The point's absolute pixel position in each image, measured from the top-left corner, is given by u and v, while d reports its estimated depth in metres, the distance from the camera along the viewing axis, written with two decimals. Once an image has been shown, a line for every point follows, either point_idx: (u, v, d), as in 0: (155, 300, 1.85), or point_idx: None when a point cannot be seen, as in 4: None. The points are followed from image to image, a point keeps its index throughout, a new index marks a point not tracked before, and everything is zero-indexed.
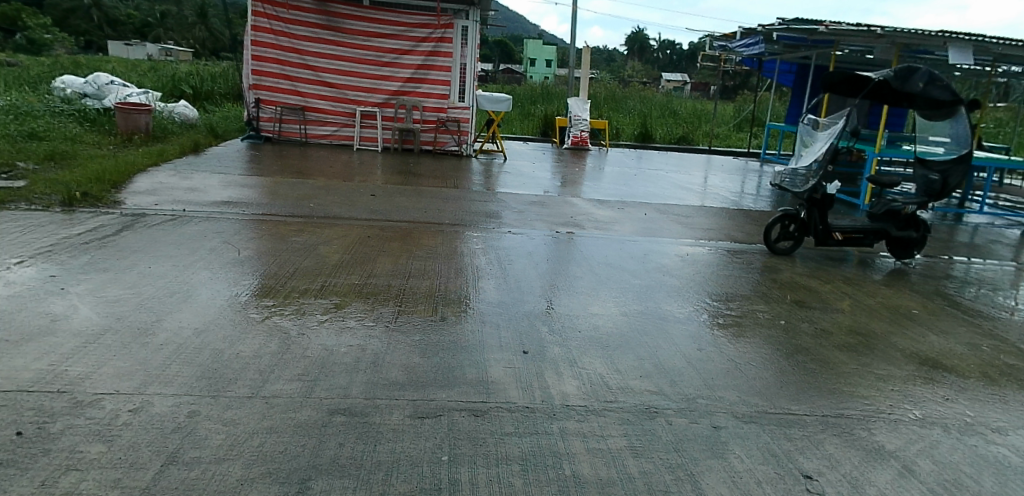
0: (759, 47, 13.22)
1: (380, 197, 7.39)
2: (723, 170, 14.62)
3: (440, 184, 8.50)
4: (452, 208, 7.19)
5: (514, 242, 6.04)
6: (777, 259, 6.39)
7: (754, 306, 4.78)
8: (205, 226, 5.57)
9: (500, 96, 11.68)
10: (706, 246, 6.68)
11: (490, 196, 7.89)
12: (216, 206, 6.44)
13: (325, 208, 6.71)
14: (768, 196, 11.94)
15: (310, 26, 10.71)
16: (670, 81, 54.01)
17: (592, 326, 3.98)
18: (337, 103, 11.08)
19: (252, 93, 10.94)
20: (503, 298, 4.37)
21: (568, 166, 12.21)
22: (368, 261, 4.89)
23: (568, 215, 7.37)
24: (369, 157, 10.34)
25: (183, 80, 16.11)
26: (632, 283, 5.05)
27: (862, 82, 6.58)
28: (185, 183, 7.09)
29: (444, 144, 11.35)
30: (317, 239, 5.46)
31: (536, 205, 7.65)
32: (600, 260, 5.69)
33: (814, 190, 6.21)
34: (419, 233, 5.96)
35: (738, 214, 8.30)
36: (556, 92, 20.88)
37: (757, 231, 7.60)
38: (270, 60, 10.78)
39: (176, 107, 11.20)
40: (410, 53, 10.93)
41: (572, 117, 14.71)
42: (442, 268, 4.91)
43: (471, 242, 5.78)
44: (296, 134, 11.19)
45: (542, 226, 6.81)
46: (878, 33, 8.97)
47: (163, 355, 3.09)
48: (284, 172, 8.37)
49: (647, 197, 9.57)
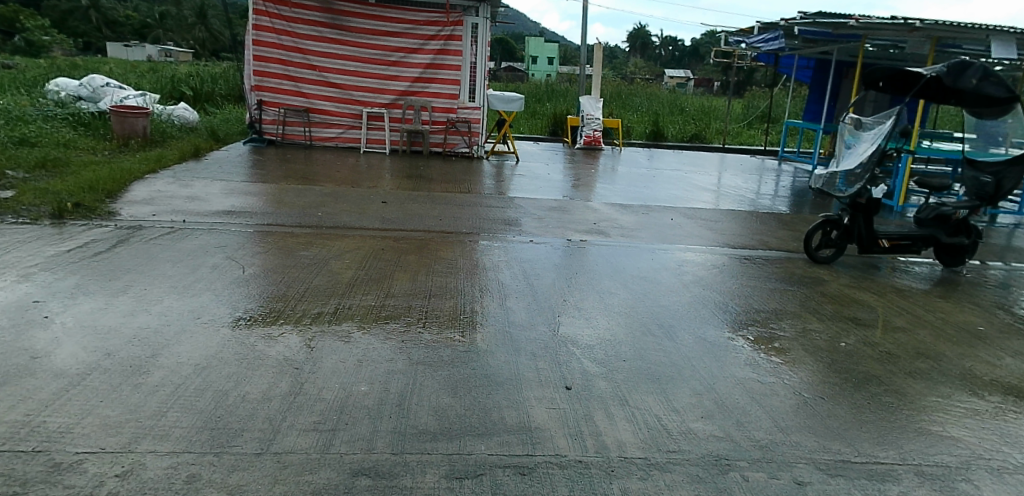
0: (779, 43, 12.92)
1: (391, 204, 6.99)
2: (740, 169, 14.18)
3: (453, 188, 8.10)
4: (467, 216, 6.78)
5: (539, 252, 5.63)
6: (818, 268, 5.98)
7: (808, 325, 4.36)
8: (206, 240, 5.17)
9: (512, 95, 11.24)
10: (740, 254, 6.27)
11: (506, 201, 7.49)
12: (218, 217, 6.04)
13: (334, 217, 6.30)
14: (790, 196, 11.50)
15: (314, 25, 10.31)
16: (673, 78, 53.54)
17: (636, 354, 3.56)
18: (342, 104, 10.67)
19: (254, 95, 10.53)
20: (535, 320, 3.95)
21: (582, 167, 11.81)
22: (384, 279, 4.48)
23: (590, 221, 6.96)
24: (377, 160, 9.94)
25: (183, 82, 15.72)
26: (671, 299, 4.63)
27: (908, 78, 6.17)
28: (184, 191, 6.70)
29: (454, 146, 10.94)
30: (327, 253, 5.06)
31: (556, 211, 7.24)
32: (632, 271, 5.27)
33: (858, 195, 5.81)
34: (436, 244, 5.56)
35: (768, 217, 7.89)
36: (564, 90, 20.45)
37: (790, 236, 7.18)
38: (272, 60, 10.38)
39: (175, 110, 10.83)
40: (418, 52, 10.52)
41: (584, 116, 14.29)
42: (464, 285, 4.50)
43: (491, 254, 5.38)
44: (300, 136, 10.78)
45: (564, 234, 6.40)
46: (915, 26, 8.50)
47: (157, 399, 2.70)
48: (289, 177, 7.98)
49: (668, 199, 9.12)
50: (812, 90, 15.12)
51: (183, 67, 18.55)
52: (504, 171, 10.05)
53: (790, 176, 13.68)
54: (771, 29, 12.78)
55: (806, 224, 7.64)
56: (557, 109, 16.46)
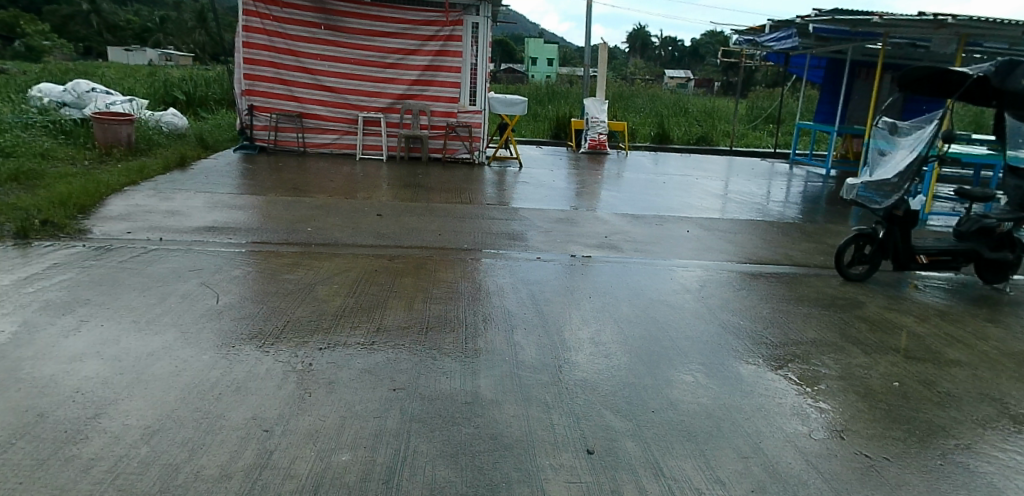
0: (793, 42, 12.49)
1: (387, 217, 6.51)
2: (750, 173, 13.68)
3: (453, 198, 7.60)
4: (468, 229, 6.30)
5: (547, 271, 5.13)
6: (851, 286, 5.49)
7: (854, 361, 3.87)
8: (180, 262, 4.68)
9: (514, 98, 10.71)
10: (765, 271, 5.77)
11: (509, 212, 7.00)
12: (198, 234, 5.56)
13: (325, 233, 5.81)
14: (805, 201, 11.01)
15: (307, 26, 9.83)
16: (674, 79, 53.00)
17: (667, 403, 3.09)
18: (337, 108, 10.18)
19: (244, 100, 10.05)
20: (547, 358, 3.46)
21: (587, 172, 11.33)
22: (377, 309, 3.98)
23: (600, 234, 6.47)
24: (373, 168, 9.46)
25: (176, 85, 15.25)
26: (697, 327, 4.13)
27: (947, 79, 5.71)
28: (164, 204, 6.22)
29: (454, 152, 10.47)
30: (313, 277, 4.57)
31: (564, 223, 6.75)
32: (651, 292, 4.77)
33: (896, 207, 5.36)
34: (434, 264, 5.07)
35: (789, 227, 7.39)
36: (567, 92, 19.98)
37: (816, 248, 6.68)
38: (263, 63, 9.90)
39: (164, 115, 10.35)
40: (416, 53, 10.04)
41: (588, 119, 13.80)
42: (467, 316, 4.00)
43: (496, 275, 4.89)
44: (293, 143, 10.28)
45: (573, 250, 5.90)
46: (946, 23, 7.97)
47: (90, 480, 2.21)
48: (280, 187, 7.50)
49: (679, 208, 8.62)
50: (824, 91, 14.66)
51: (177, 70, 18.07)
52: (506, 178, 9.56)
53: (803, 179, 13.18)
54: (785, 28, 12.36)
55: (831, 235, 7.15)
56: (560, 112, 15.98)
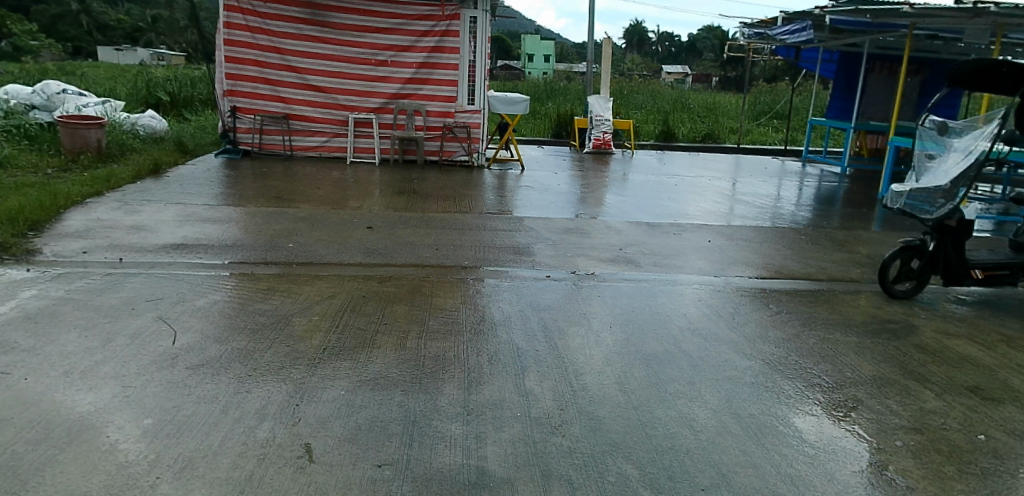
0: (807, 35, 11.82)
1: (379, 229, 5.90)
2: (760, 173, 13.08)
3: (452, 207, 6.99)
4: (468, 243, 5.69)
5: (558, 293, 4.53)
6: (899, 306, 4.89)
7: (926, 406, 3.26)
8: (137, 290, 4.07)
9: (516, 97, 10.02)
10: (800, 288, 5.16)
11: (513, 222, 6.40)
12: (164, 253, 4.95)
13: (308, 251, 5.20)
14: (823, 201, 10.42)
15: (293, 21, 9.22)
16: (672, 75, 52.37)
17: (719, 477, 2.48)
18: (326, 109, 9.55)
19: (226, 101, 9.42)
20: (568, 414, 2.86)
21: (592, 175, 10.71)
22: (363, 349, 3.37)
23: (613, 246, 5.87)
24: (364, 172, 8.83)
25: (160, 85, 14.63)
26: (738, 364, 3.53)
27: (1002, 75, 5.16)
28: (129, 219, 5.61)
29: (452, 154, 9.86)
30: (290, 306, 3.96)
31: (573, 234, 6.15)
32: (679, 320, 4.16)
33: (948, 216, 4.78)
34: (429, 288, 4.46)
35: (817, 235, 6.78)
36: (566, 88, 19.38)
37: (851, 259, 6.07)
38: (246, 61, 9.28)
39: (141, 118, 9.74)
40: (411, 49, 9.43)
41: (592, 117, 13.18)
42: (470, 356, 3.39)
43: (501, 302, 4.28)
44: (279, 146, 9.65)
45: (586, 267, 5.29)
46: (986, 11, 7.35)
47: None
48: (262, 196, 6.90)
49: (694, 213, 8.01)
50: (837, 85, 14.05)
51: (162, 70, 17.42)
52: (507, 182, 8.96)
53: (816, 178, 12.59)
54: (799, 19, 11.79)
55: (863, 243, 6.55)
56: (560, 110, 15.36)
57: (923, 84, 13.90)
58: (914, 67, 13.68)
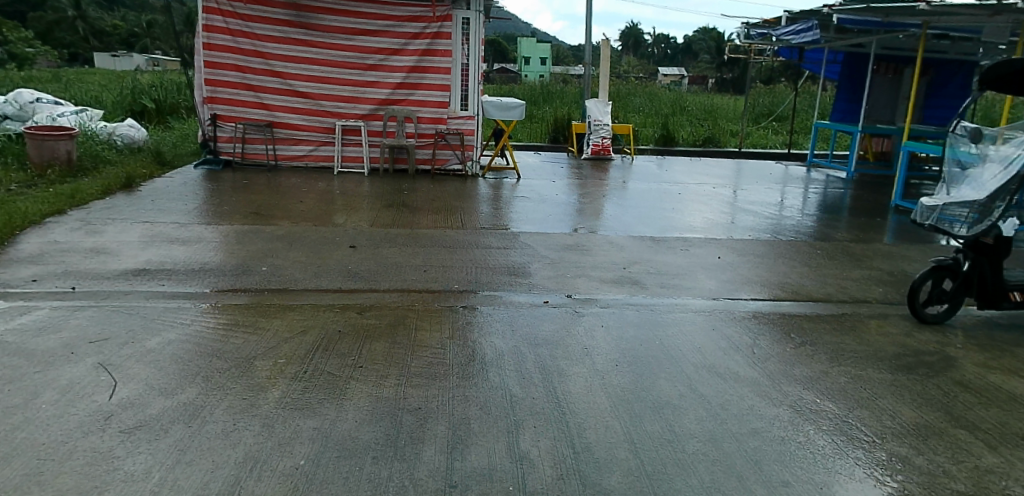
0: (812, 35, 11.43)
1: (362, 248, 5.46)
2: (764, 179, 12.65)
3: (442, 221, 6.56)
4: (459, 263, 5.25)
5: (557, 323, 4.09)
6: (931, 332, 4.45)
7: (984, 463, 2.81)
8: (82, 328, 3.63)
9: (512, 102, 9.48)
10: (820, 312, 4.72)
11: (507, 238, 5.96)
12: (122, 280, 4.51)
13: (283, 276, 4.75)
14: (832, 208, 9.99)
15: (276, 24, 8.79)
16: (668, 77, 51.96)
17: None
18: (311, 116, 9.10)
19: (207, 108, 8.97)
20: (570, 485, 2.42)
21: (591, 183, 10.28)
22: (331, 401, 2.92)
23: (615, 265, 5.43)
24: (351, 183, 8.39)
25: (145, 92, 14.18)
26: (764, 414, 3.09)
27: None
28: (89, 240, 5.16)
29: (444, 162, 9.41)
30: (254, 345, 3.51)
31: (572, 251, 5.71)
32: (694, 356, 3.72)
33: (985, 234, 4.36)
34: (414, 319, 4.02)
35: (833, 250, 6.34)
36: (563, 91, 18.95)
37: (873, 277, 5.62)
38: (227, 66, 8.84)
39: (119, 127, 9.28)
40: (400, 53, 8.99)
41: (591, 122, 12.75)
42: (457, 408, 2.94)
43: (492, 335, 3.84)
44: (262, 156, 9.20)
45: (587, 290, 4.85)
46: (1009, 9, 6.93)
47: None
48: (239, 211, 6.46)
49: (700, 225, 7.56)
50: (842, 86, 13.64)
51: (149, 76, 16.99)
52: (502, 192, 8.51)
53: (822, 184, 12.17)
54: (804, 19, 11.43)
55: (884, 259, 6.11)
56: (558, 114, 14.93)
57: (930, 85, 13.53)
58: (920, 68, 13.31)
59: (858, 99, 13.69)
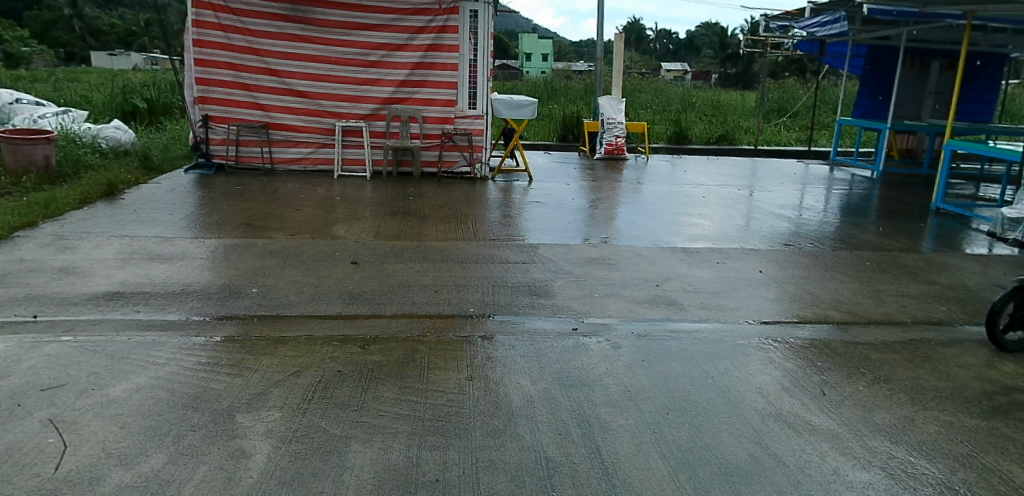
0: (839, 28, 10.93)
1: (364, 265, 4.91)
2: (785, 178, 12.06)
3: (451, 231, 6.01)
4: (473, 282, 4.70)
5: (591, 359, 3.53)
6: (1015, 363, 3.88)
7: None
8: (34, 372, 3.08)
9: (523, 99, 8.82)
10: (884, 338, 4.16)
11: (525, 251, 5.42)
12: (91, 307, 3.96)
13: (275, 301, 4.20)
14: (863, 210, 9.42)
15: (271, 19, 8.24)
16: (670, 72, 51.20)
17: None
18: (310, 117, 8.55)
19: (198, 109, 8.42)
20: None
21: (606, 185, 9.72)
22: (328, 475, 2.37)
23: (647, 282, 4.88)
24: (353, 188, 7.84)
25: (138, 92, 13.63)
26: (855, 482, 2.54)
27: None
28: (59, 258, 4.61)
29: (452, 165, 8.86)
30: (235, 392, 2.95)
31: (598, 265, 5.16)
32: (755, 400, 3.17)
33: None
34: (425, 355, 3.46)
35: (881, 261, 5.78)
36: (571, 88, 18.38)
37: (933, 293, 5.05)
38: (219, 64, 8.28)
39: (104, 129, 8.74)
40: (404, 48, 8.44)
41: (603, 120, 12.19)
42: (484, 482, 2.39)
43: (516, 375, 3.29)
44: (257, 159, 8.65)
45: (618, 314, 4.30)
46: None
47: None
48: (230, 221, 5.91)
49: (729, 231, 6.99)
50: (865, 81, 13.05)
51: (142, 75, 16.42)
52: (513, 197, 7.96)
53: (847, 184, 11.59)
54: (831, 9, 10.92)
55: (939, 271, 5.55)
56: (567, 112, 14.36)
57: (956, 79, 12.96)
58: (947, 61, 12.72)
59: (882, 94, 13.11)
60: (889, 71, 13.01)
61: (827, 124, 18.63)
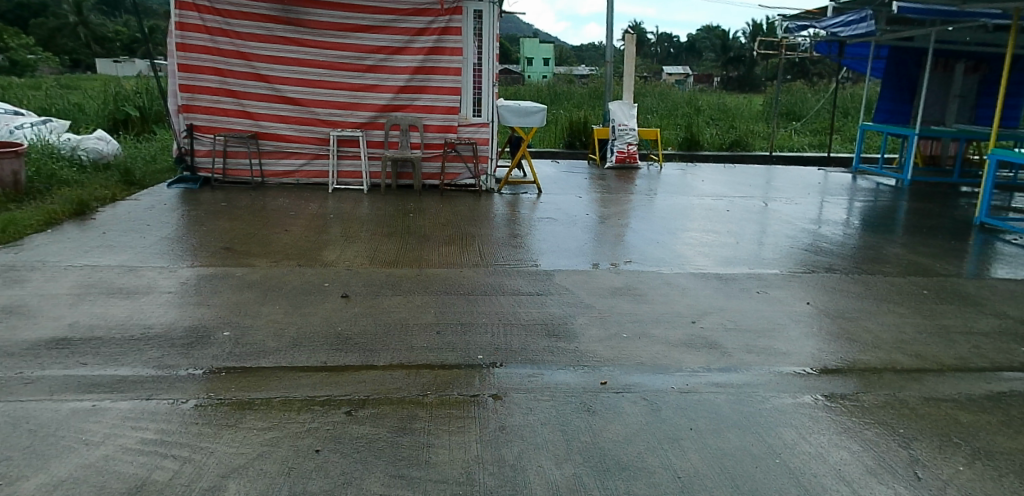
0: (864, 28, 10.24)
1: (356, 299, 4.28)
2: (808, 188, 11.42)
3: (456, 254, 5.39)
4: (481, 319, 4.07)
5: (627, 428, 2.91)
6: None
7: None
8: None
9: (531, 106, 8.16)
10: (967, 393, 3.53)
11: (539, 279, 4.80)
12: (29, 358, 3.34)
13: (250, 348, 3.58)
14: (897, 222, 8.78)
15: (260, 20, 7.63)
16: (673, 75, 50.65)
17: None
18: (302, 126, 7.95)
19: (182, 118, 7.80)
20: None
21: (620, 197, 9.08)
22: None
23: (681, 318, 4.25)
24: (349, 203, 7.23)
25: (128, 99, 13.09)
26: None
27: None
28: (4, 295, 4.00)
29: (456, 177, 8.24)
30: (183, 489, 2.33)
31: (624, 296, 4.54)
32: (837, 490, 2.54)
33: None
34: (424, 425, 2.83)
35: (937, 288, 5.15)
36: (578, 93, 17.78)
37: (1008, 329, 4.41)
38: (204, 70, 7.67)
39: (84, 140, 8.13)
40: (404, 51, 7.83)
41: (615, 126, 11.57)
42: None
43: (539, 454, 2.66)
44: (246, 171, 8.03)
45: (652, 360, 3.66)
46: None
47: None
48: (210, 245, 5.30)
49: (761, 248, 6.35)
50: (887, 85, 12.43)
51: (133, 82, 15.88)
52: (521, 212, 7.32)
53: (874, 193, 10.95)
54: (856, 9, 10.23)
55: (1005, 301, 4.92)
56: (575, 117, 13.75)
57: (981, 82, 12.23)
58: (971, 63, 11.98)
59: (904, 98, 12.44)
60: (912, 73, 12.32)
61: (840, 127, 18.00)
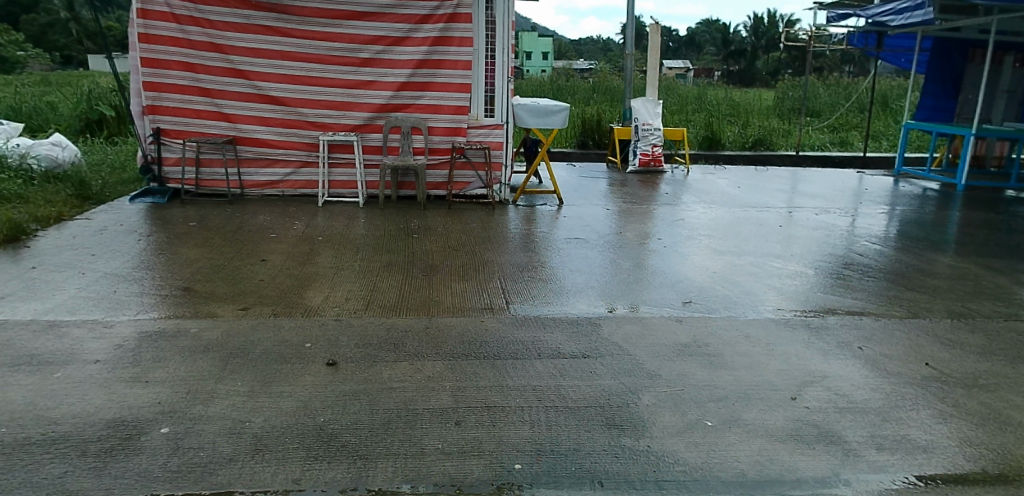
0: (920, 17, 9.49)
1: (347, 369, 3.23)
2: (850, 193, 10.37)
3: (470, 292, 4.36)
4: (511, 398, 3.04)
5: None
6: None
7: None
8: None
9: (552, 105, 7.07)
10: None
11: (578, 331, 3.77)
12: None
13: (192, 458, 2.52)
14: (964, 233, 7.73)
15: (237, 7, 6.57)
16: (675, 69, 49.59)
17: None
18: (288, 130, 6.89)
19: (148, 121, 6.75)
20: None
21: (649, 207, 8.05)
22: None
23: (776, 393, 3.21)
24: (342, 220, 6.18)
25: (103, 96, 12.05)
26: None
27: None
28: None
29: (465, 186, 7.20)
30: None
31: (691, 358, 3.50)
32: None
33: None
34: None
35: None
36: (588, 88, 16.71)
37: None
38: (172, 65, 6.62)
39: (36, 146, 7.09)
40: (405, 42, 6.78)
41: (637, 126, 10.50)
42: None
43: None
44: (222, 181, 6.98)
45: (756, 469, 2.62)
46: None
47: None
48: (164, 283, 4.24)
49: (833, 275, 5.30)
50: (930, 79, 11.36)
51: (110, 79, 14.81)
52: (541, 230, 6.26)
53: (925, 199, 9.91)
54: None
55: None
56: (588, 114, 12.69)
57: None
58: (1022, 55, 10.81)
59: (947, 93, 11.36)
60: (957, 67, 11.24)
61: (864, 124, 16.92)
